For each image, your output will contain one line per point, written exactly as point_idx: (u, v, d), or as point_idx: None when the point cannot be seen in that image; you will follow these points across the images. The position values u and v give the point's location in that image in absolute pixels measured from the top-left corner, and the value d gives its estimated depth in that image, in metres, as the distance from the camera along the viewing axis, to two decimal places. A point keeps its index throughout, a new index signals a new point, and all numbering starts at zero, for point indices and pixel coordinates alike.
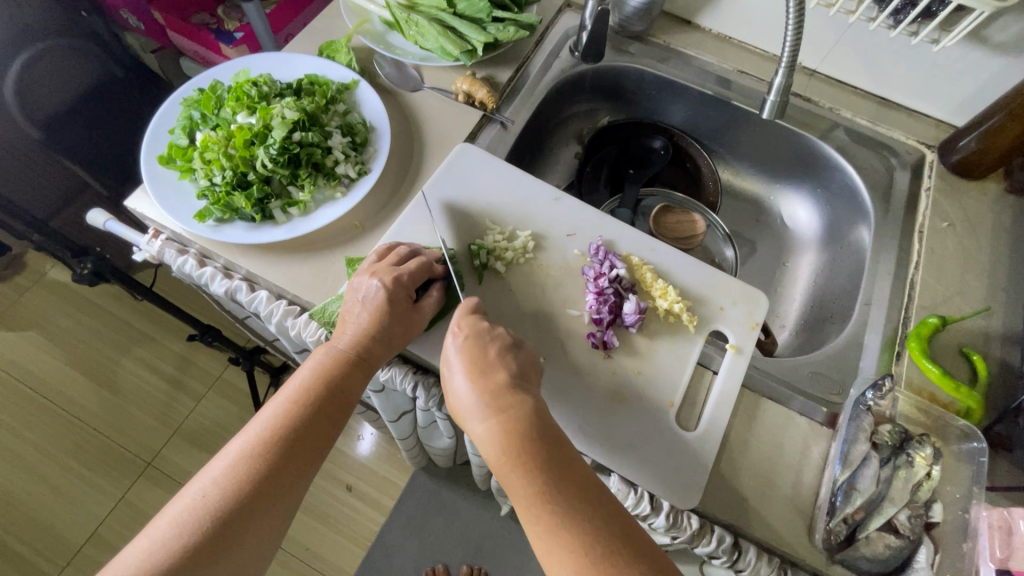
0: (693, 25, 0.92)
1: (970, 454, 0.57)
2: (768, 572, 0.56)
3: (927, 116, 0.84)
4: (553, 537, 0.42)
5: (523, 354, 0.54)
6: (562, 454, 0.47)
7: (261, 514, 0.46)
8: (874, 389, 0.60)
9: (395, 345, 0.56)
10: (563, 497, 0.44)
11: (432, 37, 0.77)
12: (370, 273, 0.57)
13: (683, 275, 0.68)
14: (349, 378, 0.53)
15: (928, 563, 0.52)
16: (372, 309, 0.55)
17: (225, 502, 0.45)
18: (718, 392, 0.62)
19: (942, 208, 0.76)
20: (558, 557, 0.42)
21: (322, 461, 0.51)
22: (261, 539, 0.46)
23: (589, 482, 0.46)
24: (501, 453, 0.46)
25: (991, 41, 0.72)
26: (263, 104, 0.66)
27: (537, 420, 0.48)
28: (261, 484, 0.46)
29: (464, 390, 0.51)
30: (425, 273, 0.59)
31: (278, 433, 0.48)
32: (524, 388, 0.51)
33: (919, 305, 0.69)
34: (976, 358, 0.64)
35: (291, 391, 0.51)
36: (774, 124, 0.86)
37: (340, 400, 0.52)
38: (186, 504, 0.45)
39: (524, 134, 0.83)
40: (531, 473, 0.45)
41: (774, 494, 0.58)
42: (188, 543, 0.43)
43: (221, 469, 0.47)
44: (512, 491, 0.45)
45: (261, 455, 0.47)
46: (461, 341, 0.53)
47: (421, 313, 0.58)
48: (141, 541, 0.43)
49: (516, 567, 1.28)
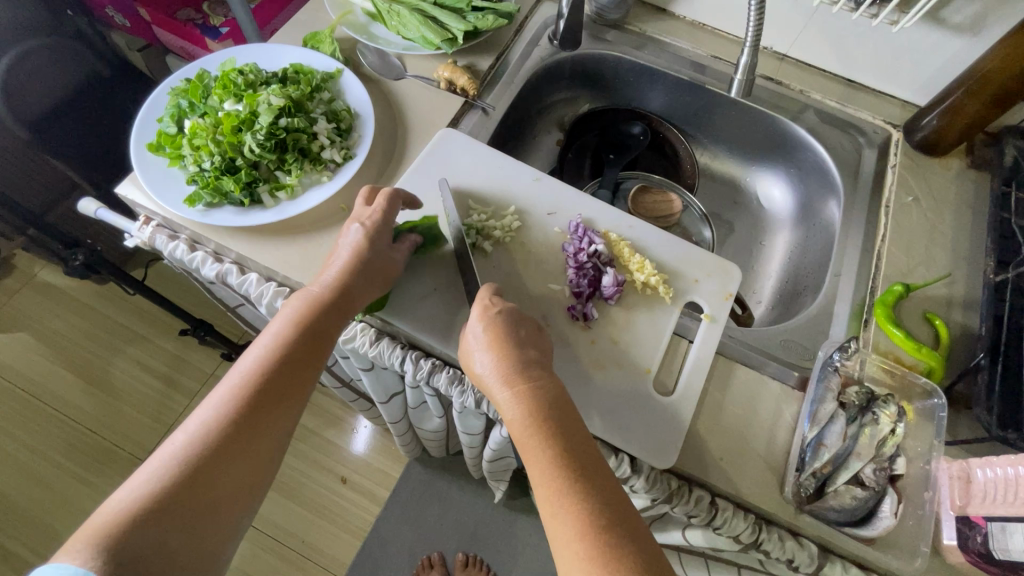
0: (668, 13, 0.95)
1: (930, 410, 0.61)
2: (744, 528, 0.58)
3: (893, 97, 0.88)
4: (560, 504, 0.44)
5: (543, 338, 0.57)
6: (573, 429, 0.49)
7: (249, 451, 0.48)
8: (840, 350, 0.63)
9: (372, 286, 0.59)
10: (573, 467, 0.46)
11: (413, 27, 0.80)
12: (352, 220, 0.60)
13: (659, 250, 0.71)
14: (328, 319, 0.55)
15: (891, 512, 0.55)
16: (351, 251, 0.58)
17: (214, 440, 0.47)
18: (693, 359, 0.64)
19: (907, 183, 0.79)
20: (562, 520, 0.43)
21: (304, 401, 0.53)
22: (247, 479, 0.47)
23: (595, 458, 0.48)
24: (525, 420, 0.49)
25: (949, 22, 0.75)
26: (249, 91, 0.68)
27: (557, 397, 0.51)
28: (248, 423, 0.48)
29: (487, 361, 0.53)
30: (397, 203, 0.62)
31: (263, 374, 0.50)
32: (546, 369, 0.53)
33: (885, 275, 0.72)
34: (938, 322, 0.67)
35: (273, 335, 0.53)
36: (747, 107, 0.89)
37: (320, 340, 0.54)
38: (174, 447, 0.46)
39: (506, 121, 0.86)
40: (551, 440, 0.47)
41: (748, 455, 0.60)
42: (178, 478, 0.44)
43: (207, 414, 0.48)
44: (529, 455, 0.47)
45: (249, 396, 0.49)
46: (490, 316, 0.55)
47: (394, 252, 0.61)
48: (133, 481, 0.44)
49: (511, 553, 1.30)
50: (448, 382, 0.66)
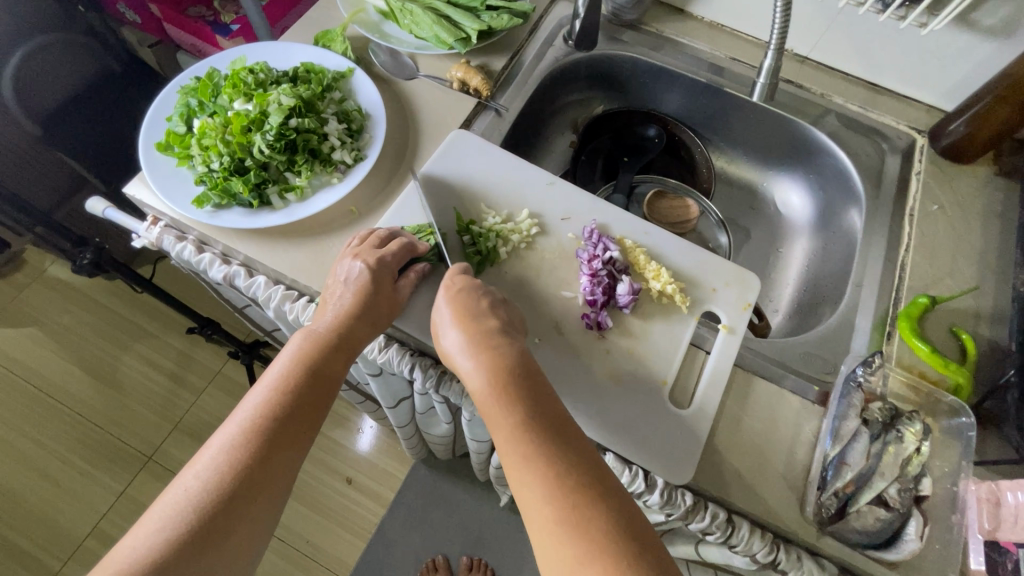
0: (686, 14, 0.93)
1: (958, 429, 0.58)
2: (761, 548, 0.56)
3: (917, 101, 0.85)
4: (521, 464, 0.43)
5: (510, 310, 0.57)
6: (538, 391, 0.48)
7: (253, 501, 0.46)
8: (864, 365, 0.61)
9: (377, 325, 0.58)
10: (537, 429, 0.45)
11: (427, 25, 0.78)
12: (353, 256, 0.59)
13: (675, 258, 0.69)
14: (329, 362, 0.54)
15: (917, 535, 0.53)
16: (355, 290, 0.57)
17: (217, 489, 0.45)
18: (710, 371, 0.63)
19: (932, 190, 0.77)
20: (527, 481, 0.42)
21: (308, 446, 0.51)
22: (249, 532, 0.45)
23: (563, 420, 0.46)
24: (487, 385, 0.48)
25: (980, 24, 0.73)
26: (260, 91, 0.67)
27: (520, 360, 0.50)
28: (250, 470, 0.47)
29: (453, 335, 0.53)
30: (407, 253, 0.61)
31: (266, 419, 0.49)
32: (509, 337, 0.53)
33: (910, 286, 0.70)
34: (966, 336, 0.65)
35: (276, 377, 0.52)
36: (767, 110, 0.86)
37: (323, 385, 0.53)
38: (175, 497, 0.45)
39: (519, 122, 0.84)
40: (513, 404, 0.46)
41: (767, 471, 0.58)
42: (179, 534, 0.43)
43: (208, 461, 0.47)
44: (492, 420, 0.47)
45: (246, 445, 0.47)
46: (453, 293, 0.56)
47: (400, 292, 0.60)
48: (136, 534, 0.43)
49: (517, 558, 1.28)
50: (459, 389, 0.64)
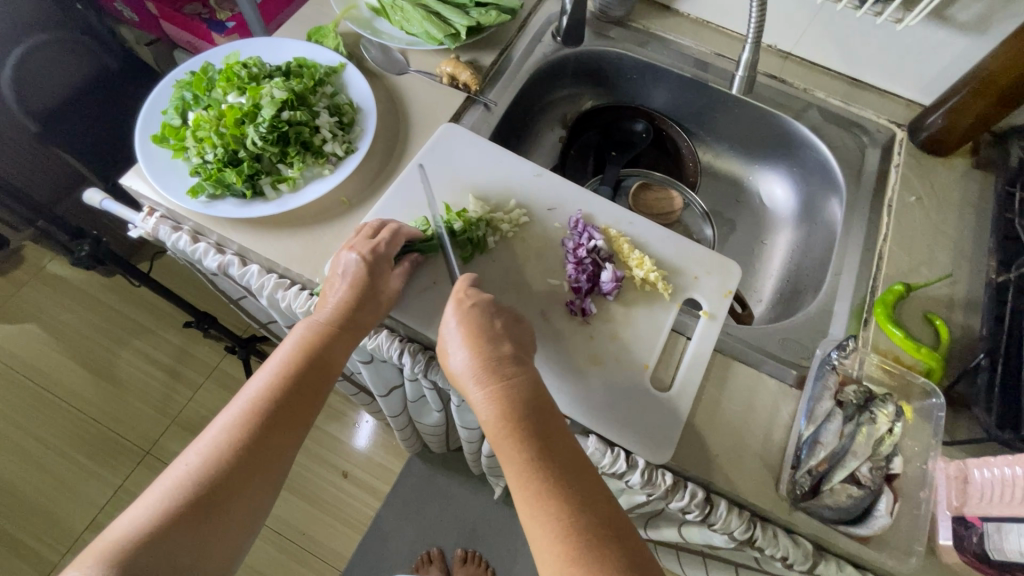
0: (672, 11, 0.95)
1: (929, 410, 0.61)
2: (739, 526, 0.58)
3: (897, 96, 0.87)
4: (537, 505, 0.45)
5: (522, 329, 0.57)
6: (549, 425, 0.50)
7: (253, 478, 0.48)
8: (839, 349, 0.63)
9: (374, 312, 0.60)
10: (550, 470, 0.47)
11: (417, 22, 0.80)
12: (349, 247, 0.60)
13: (658, 246, 0.71)
14: (330, 348, 0.55)
15: (887, 511, 0.55)
16: (350, 280, 0.58)
17: (218, 465, 0.47)
18: (691, 355, 0.64)
19: (910, 182, 0.79)
20: (540, 521, 0.44)
21: (307, 428, 0.53)
22: (247, 508, 0.48)
23: (572, 457, 0.48)
24: (500, 420, 0.49)
25: (955, 20, 0.75)
26: (253, 84, 0.69)
27: (531, 391, 0.51)
28: (251, 449, 0.49)
29: (461, 357, 0.53)
30: (400, 241, 0.63)
31: (267, 402, 0.51)
32: (521, 362, 0.53)
33: (886, 275, 0.72)
34: (939, 322, 0.67)
35: (278, 362, 0.54)
36: (751, 104, 0.88)
37: (322, 370, 0.55)
38: (177, 472, 0.47)
39: (508, 116, 0.86)
40: (525, 442, 0.48)
41: (745, 452, 0.60)
42: (180, 507, 0.45)
43: (210, 439, 0.49)
44: (504, 456, 0.48)
45: (246, 427, 0.49)
46: (464, 311, 0.56)
47: (395, 279, 0.62)
48: (138, 505, 0.45)
49: (511, 549, 1.30)
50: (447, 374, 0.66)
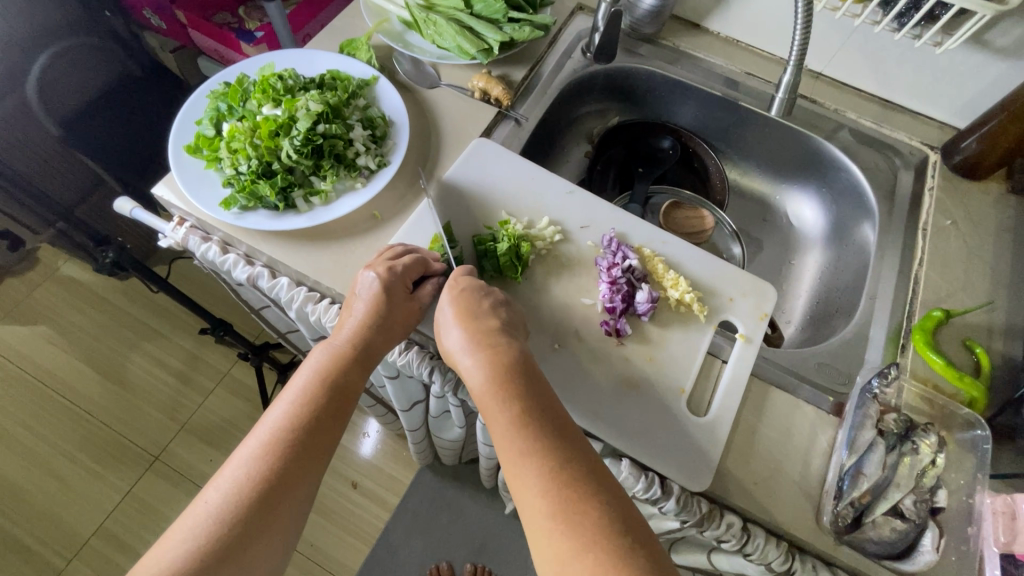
0: (703, 29, 0.94)
1: (973, 442, 0.59)
2: (778, 557, 0.57)
3: (930, 118, 0.86)
4: (520, 460, 0.44)
5: (514, 312, 0.58)
6: (535, 389, 0.49)
7: (273, 514, 0.47)
8: (879, 377, 0.61)
9: (392, 336, 0.58)
10: (535, 426, 0.46)
11: (450, 36, 0.80)
12: (366, 268, 0.59)
13: (692, 267, 0.70)
14: (348, 375, 0.54)
15: (933, 547, 0.53)
16: (368, 301, 0.57)
17: (241, 501, 0.46)
18: (728, 379, 0.63)
19: (946, 206, 0.78)
20: (524, 475, 0.43)
21: (330, 459, 0.52)
22: (271, 547, 0.46)
23: (560, 420, 0.48)
24: (486, 383, 0.49)
25: (993, 44, 0.74)
26: (288, 96, 0.68)
27: (518, 358, 0.51)
28: (272, 483, 0.47)
29: (454, 332, 0.54)
30: (421, 269, 0.61)
31: (286, 433, 0.50)
32: (509, 336, 0.54)
33: (923, 300, 0.70)
34: (980, 350, 0.66)
35: (297, 391, 0.53)
36: (782, 124, 0.88)
37: (341, 399, 0.53)
38: (199, 511, 0.46)
39: (538, 131, 0.85)
40: (510, 400, 0.47)
41: (784, 481, 0.59)
42: (202, 550, 0.44)
43: (230, 476, 0.48)
44: (490, 415, 0.48)
45: (265, 461, 0.48)
46: (456, 291, 0.56)
47: (416, 304, 0.60)
48: (166, 545, 0.45)
49: (521, 566, 1.28)
50: None
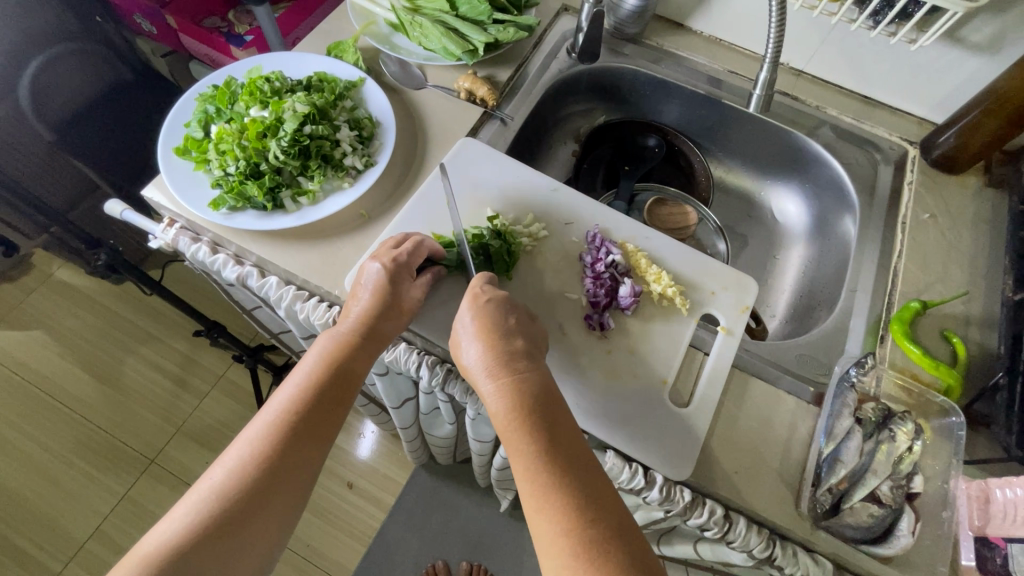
0: (686, 29, 0.96)
1: (948, 428, 0.60)
2: (758, 544, 0.58)
3: (909, 114, 0.88)
4: (542, 500, 0.45)
5: (535, 327, 0.58)
6: (557, 419, 0.49)
7: (276, 492, 0.48)
8: (857, 366, 0.63)
9: (395, 324, 0.59)
10: (558, 463, 0.46)
11: (435, 38, 0.81)
12: (371, 256, 0.60)
13: (675, 261, 0.71)
14: (353, 360, 0.55)
15: (909, 531, 0.54)
16: (373, 289, 0.58)
17: (244, 480, 0.47)
18: (710, 371, 0.64)
19: (924, 200, 0.79)
20: (547, 516, 0.44)
21: (333, 442, 0.53)
22: (272, 526, 0.48)
23: (581, 454, 0.48)
24: (508, 412, 0.49)
25: (967, 41, 0.76)
26: (275, 98, 0.69)
27: (541, 387, 0.51)
28: (276, 462, 0.49)
29: (474, 353, 0.54)
30: (423, 255, 0.62)
31: (291, 414, 0.51)
32: (532, 359, 0.54)
33: (902, 292, 0.72)
34: (956, 340, 0.67)
35: (303, 374, 0.54)
36: (764, 122, 0.89)
37: (346, 382, 0.54)
38: (205, 488, 0.47)
39: (524, 131, 0.87)
40: (535, 434, 0.48)
41: (764, 469, 0.60)
42: (206, 524, 0.45)
43: (237, 454, 0.49)
44: (513, 447, 0.48)
45: (270, 441, 0.49)
46: (478, 306, 0.56)
47: (417, 291, 0.61)
48: (170, 519, 0.46)
49: (516, 563, 1.29)
50: (464, 389, 0.67)
